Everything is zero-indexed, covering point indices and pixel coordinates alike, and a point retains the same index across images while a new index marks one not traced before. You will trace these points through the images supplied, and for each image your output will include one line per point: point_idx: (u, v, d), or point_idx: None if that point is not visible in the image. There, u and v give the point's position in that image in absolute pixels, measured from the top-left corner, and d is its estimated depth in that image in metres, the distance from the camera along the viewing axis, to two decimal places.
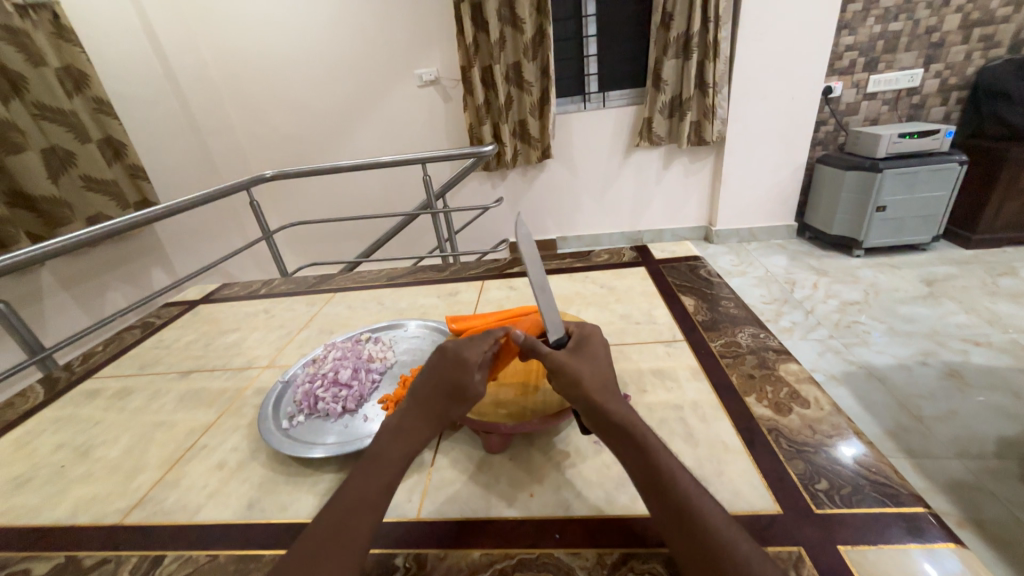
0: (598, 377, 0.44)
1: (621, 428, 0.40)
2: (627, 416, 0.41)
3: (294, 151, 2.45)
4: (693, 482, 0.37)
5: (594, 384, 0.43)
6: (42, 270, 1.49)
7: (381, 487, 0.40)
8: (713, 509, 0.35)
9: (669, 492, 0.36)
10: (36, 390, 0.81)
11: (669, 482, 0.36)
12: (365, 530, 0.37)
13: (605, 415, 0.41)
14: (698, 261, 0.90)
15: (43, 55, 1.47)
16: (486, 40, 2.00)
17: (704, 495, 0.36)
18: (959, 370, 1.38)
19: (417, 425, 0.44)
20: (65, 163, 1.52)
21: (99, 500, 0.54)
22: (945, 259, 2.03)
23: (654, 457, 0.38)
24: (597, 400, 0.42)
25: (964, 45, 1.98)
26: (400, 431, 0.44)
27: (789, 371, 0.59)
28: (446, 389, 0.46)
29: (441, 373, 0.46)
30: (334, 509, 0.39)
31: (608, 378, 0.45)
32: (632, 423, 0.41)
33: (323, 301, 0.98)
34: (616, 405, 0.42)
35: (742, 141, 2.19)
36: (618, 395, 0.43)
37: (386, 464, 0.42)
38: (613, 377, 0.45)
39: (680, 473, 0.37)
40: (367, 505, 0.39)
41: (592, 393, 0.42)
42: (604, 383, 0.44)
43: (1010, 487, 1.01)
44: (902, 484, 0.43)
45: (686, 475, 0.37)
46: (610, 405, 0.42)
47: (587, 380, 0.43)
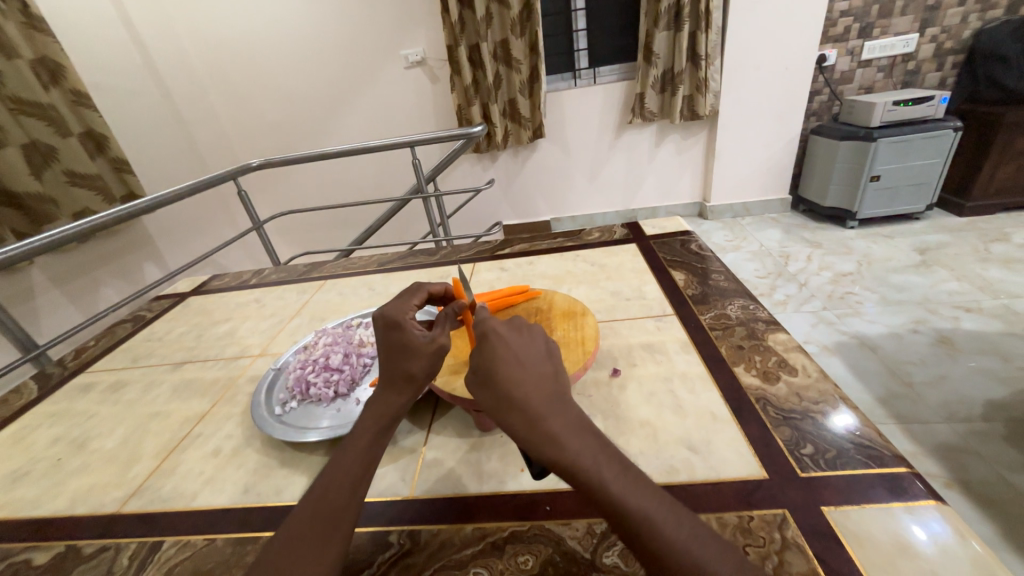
0: (532, 376, 0.38)
1: (566, 446, 0.34)
2: (571, 429, 0.35)
3: (280, 140, 2.40)
4: (656, 494, 0.32)
5: (527, 391, 0.37)
6: (31, 268, 1.47)
7: (360, 468, 0.41)
8: (686, 526, 0.31)
9: (630, 519, 0.31)
10: (29, 386, 0.81)
11: (629, 504, 0.31)
12: (354, 493, 0.39)
13: (543, 433, 0.35)
14: (689, 236, 0.90)
15: (16, 47, 1.42)
16: (472, 17, 1.94)
17: (672, 508, 0.31)
18: (950, 336, 1.40)
19: (392, 400, 0.45)
20: (47, 159, 1.49)
21: (97, 491, 0.55)
22: (938, 228, 2.03)
23: (604, 476, 0.32)
24: (535, 414, 0.36)
25: (961, 7, 1.94)
26: (376, 406, 0.46)
27: (777, 341, 0.59)
28: (406, 355, 0.46)
29: (393, 349, 0.47)
30: (325, 477, 0.41)
31: (555, 377, 0.39)
32: (580, 435, 0.35)
33: (314, 289, 0.97)
34: (558, 414, 0.36)
35: (735, 114, 2.16)
36: (562, 398, 0.37)
37: (368, 441, 0.43)
38: (553, 374, 0.39)
39: (642, 488, 0.32)
40: (348, 484, 0.40)
41: (526, 403, 0.36)
42: (542, 387, 0.37)
43: (998, 448, 1.03)
44: (885, 446, 0.43)
45: (649, 487, 0.33)
46: (551, 418, 0.35)
47: (522, 386, 0.37)
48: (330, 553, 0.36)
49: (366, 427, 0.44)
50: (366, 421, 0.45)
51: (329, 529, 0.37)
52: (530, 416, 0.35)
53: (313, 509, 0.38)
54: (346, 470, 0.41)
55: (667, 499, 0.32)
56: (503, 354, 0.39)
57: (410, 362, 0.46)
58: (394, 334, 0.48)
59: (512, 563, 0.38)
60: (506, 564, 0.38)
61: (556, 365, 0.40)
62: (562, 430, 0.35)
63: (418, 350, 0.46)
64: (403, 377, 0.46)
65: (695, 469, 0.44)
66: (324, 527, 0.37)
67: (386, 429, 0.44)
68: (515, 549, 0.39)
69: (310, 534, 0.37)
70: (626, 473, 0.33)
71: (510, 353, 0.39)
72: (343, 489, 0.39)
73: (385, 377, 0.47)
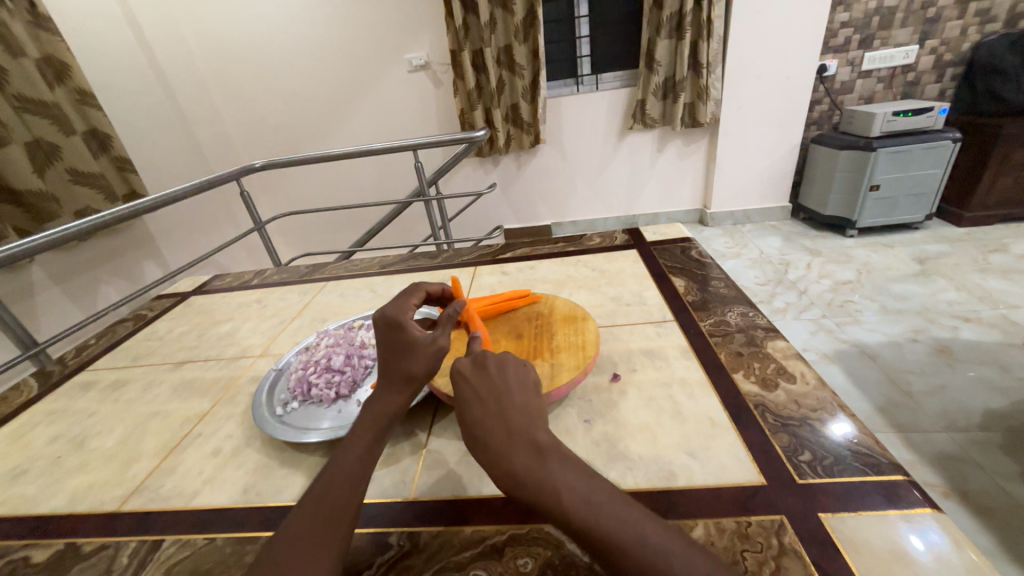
0: (495, 412, 0.40)
1: (526, 483, 0.36)
2: (531, 462, 0.37)
3: (283, 141, 2.41)
4: (625, 514, 0.33)
5: (491, 430, 0.39)
6: (33, 265, 1.48)
7: (359, 469, 0.42)
8: (655, 545, 0.31)
9: (596, 546, 0.32)
10: (29, 383, 0.81)
11: (592, 531, 0.32)
12: (352, 493, 0.40)
13: (504, 471, 0.37)
14: (690, 242, 0.91)
15: (22, 46, 1.43)
16: (476, 22, 1.95)
17: (640, 528, 0.32)
18: (950, 346, 1.40)
19: (393, 399, 0.46)
20: (50, 157, 1.49)
21: (97, 489, 0.55)
22: (937, 238, 2.04)
23: (567, 503, 0.34)
24: (496, 453, 0.38)
25: (960, 20, 1.96)
26: (375, 407, 0.46)
27: (776, 348, 0.60)
28: (407, 355, 0.47)
29: (393, 349, 0.48)
30: (324, 478, 0.41)
31: (521, 407, 0.41)
32: (541, 466, 0.36)
33: (316, 290, 0.98)
34: (519, 448, 0.37)
35: (736, 121, 2.17)
36: (526, 430, 0.39)
37: (366, 441, 0.44)
38: (522, 403, 0.41)
39: (606, 511, 0.33)
40: (347, 484, 0.40)
41: (491, 442, 0.39)
42: (503, 423, 0.39)
43: (998, 459, 1.03)
44: (882, 454, 0.44)
45: (619, 508, 0.33)
46: (509, 454, 0.37)
47: (484, 427, 0.40)
48: (329, 553, 0.36)
49: (366, 428, 0.45)
50: (365, 422, 0.45)
51: (326, 530, 0.37)
52: (493, 457, 0.38)
53: (311, 510, 0.39)
54: (345, 470, 0.41)
55: (636, 515, 0.33)
56: (470, 396, 0.42)
57: (412, 361, 0.47)
58: (393, 334, 0.49)
59: (511, 566, 0.38)
60: (504, 567, 0.38)
61: (526, 394, 0.42)
62: (520, 467, 0.36)
63: (419, 350, 0.47)
64: (403, 377, 0.47)
65: (694, 474, 0.44)
66: (322, 528, 0.37)
67: (386, 429, 0.45)
68: (514, 552, 0.40)
69: (308, 535, 0.37)
70: (590, 497, 0.34)
71: (477, 393, 0.42)
72: (343, 488, 0.40)
73: (385, 377, 0.47)
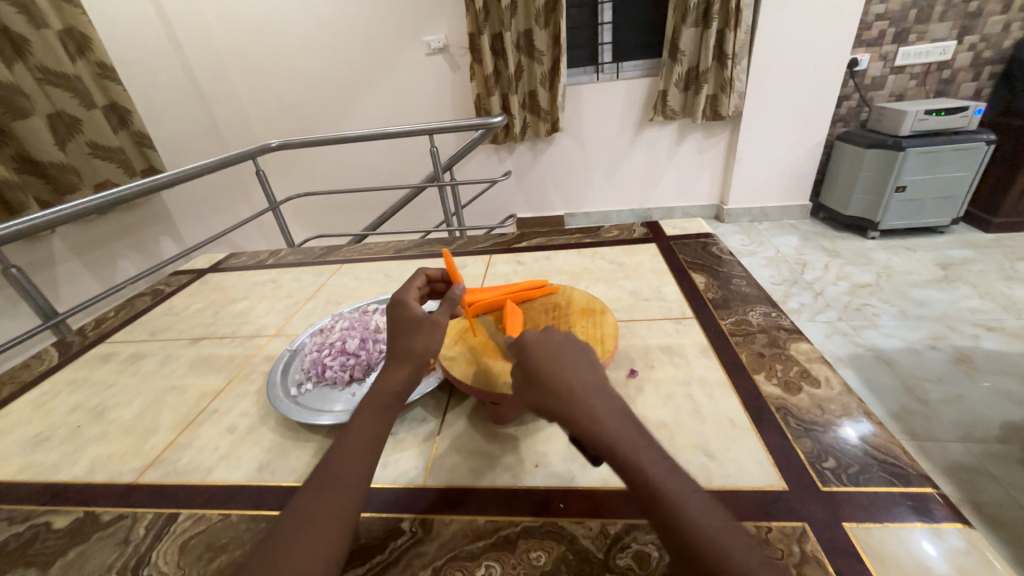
0: (573, 371, 0.39)
1: (607, 430, 0.35)
2: (613, 419, 0.36)
3: (299, 122, 2.40)
4: (693, 489, 0.33)
5: (573, 384, 0.38)
6: (53, 237, 1.50)
7: (368, 448, 0.41)
8: (721, 524, 0.31)
9: (662, 503, 0.31)
10: (50, 353, 0.83)
11: (664, 490, 0.32)
12: (360, 471, 0.39)
13: (582, 422, 0.36)
14: (710, 238, 0.89)
15: (44, 17, 1.43)
16: (497, 5, 1.91)
17: (705, 505, 0.32)
18: (970, 355, 1.36)
19: (394, 376, 0.46)
20: (71, 129, 1.50)
21: (115, 460, 0.56)
22: (962, 243, 1.98)
23: (644, 463, 0.33)
24: (575, 402, 0.37)
25: (1003, 15, 1.87)
26: (381, 385, 0.45)
27: (799, 351, 0.58)
28: (412, 333, 0.48)
29: (398, 328, 0.49)
30: (331, 456, 0.41)
31: (600, 371, 0.40)
32: (620, 424, 0.36)
33: (330, 272, 0.97)
34: (600, 405, 0.37)
35: (760, 116, 2.11)
36: (603, 391, 0.38)
37: (373, 420, 0.43)
38: (597, 370, 0.40)
39: (676, 480, 0.33)
40: (356, 464, 0.40)
41: (570, 392, 0.37)
42: (588, 377, 0.39)
43: (1013, 471, 1.01)
44: (910, 464, 0.42)
45: (686, 481, 0.33)
46: (592, 401, 0.37)
47: (568, 375, 0.38)
48: (338, 530, 0.36)
49: (372, 409, 0.44)
50: (371, 402, 0.44)
51: (335, 507, 0.37)
52: (574, 400, 0.37)
53: (317, 487, 0.38)
54: (353, 450, 0.41)
55: (701, 493, 0.32)
56: (545, 353, 0.40)
57: (414, 338, 0.47)
58: (400, 313, 0.50)
59: (525, 559, 0.38)
60: (518, 559, 0.38)
61: (598, 363, 0.41)
62: (603, 414, 0.36)
63: (418, 327, 0.48)
64: (407, 355, 0.47)
65: (712, 475, 0.43)
66: (331, 505, 0.37)
67: (392, 409, 0.44)
68: (528, 544, 0.39)
69: (316, 511, 0.37)
70: (662, 466, 0.33)
71: (555, 353, 0.41)
72: (351, 468, 0.39)
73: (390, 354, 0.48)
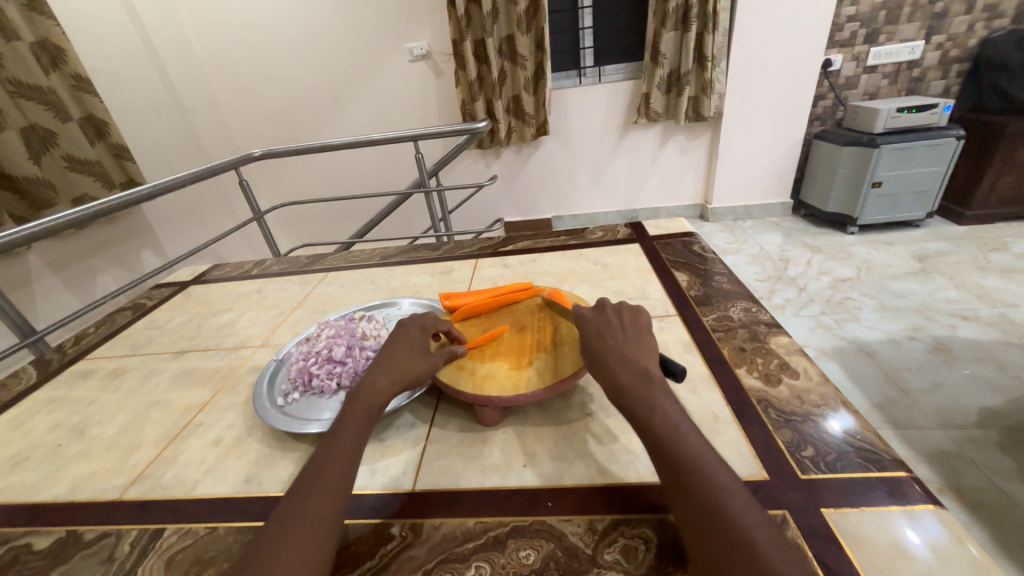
0: (613, 343, 0.47)
1: (626, 394, 0.42)
2: (635, 382, 0.42)
3: (283, 131, 2.39)
4: (702, 447, 0.37)
5: (608, 354, 0.46)
6: (29, 253, 1.46)
7: (351, 451, 0.42)
8: (715, 479, 0.35)
9: (667, 453, 0.37)
10: (28, 371, 0.81)
11: (669, 445, 0.37)
12: (343, 476, 0.40)
13: (610, 383, 0.44)
14: (693, 237, 0.90)
15: (16, 29, 1.40)
16: (479, 12, 1.93)
17: (706, 461, 0.36)
18: (948, 344, 1.40)
19: (382, 391, 0.47)
20: (46, 143, 1.47)
21: (98, 477, 0.55)
22: (937, 236, 2.04)
23: (654, 420, 0.39)
24: (607, 367, 0.45)
25: (968, 15, 1.94)
26: (365, 395, 0.46)
27: (779, 344, 0.59)
28: (416, 356, 0.51)
29: (408, 345, 0.52)
30: (316, 463, 0.41)
31: (640, 345, 0.47)
32: (644, 387, 0.42)
33: (316, 281, 0.97)
34: (628, 370, 0.44)
35: (740, 116, 2.15)
36: (638, 359, 0.45)
37: (357, 429, 0.44)
38: (639, 343, 0.47)
39: (686, 437, 0.38)
40: (340, 466, 0.40)
41: (605, 361, 0.45)
42: (623, 351, 0.46)
43: (992, 455, 1.04)
44: (885, 451, 0.44)
45: (695, 440, 0.38)
46: (620, 371, 0.44)
47: (605, 351, 0.46)
48: (324, 532, 0.36)
49: (355, 415, 0.45)
50: (355, 410, 0.45)
51: (321, 510, 0.37)
52: (604, 371, 0.45)
53: (304, 491, 0.38)
54: (339, 453, 0.41)
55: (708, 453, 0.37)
56: (593, 331, 0.49)
57: (417, 362, 0.51)
58: (413, 333, 0.54)
59: (514, 558, 0.39)
60: (507, 559, 0.39)
61: (643, 336, 0.48)
62: (627, 381, 0.43)
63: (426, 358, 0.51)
64: (403, 371, 0.49)
65: None
66: (319, 507, 0.37)
67: (375, 416, 0.46)
68: (517, 544, 0.40)
69: (304, 512, 0.37)
70: (677, 425, 0.39)
71: (600, 329, 0.49)
72: (337, 471, 0.40)
73: (384, 370, 0.49)
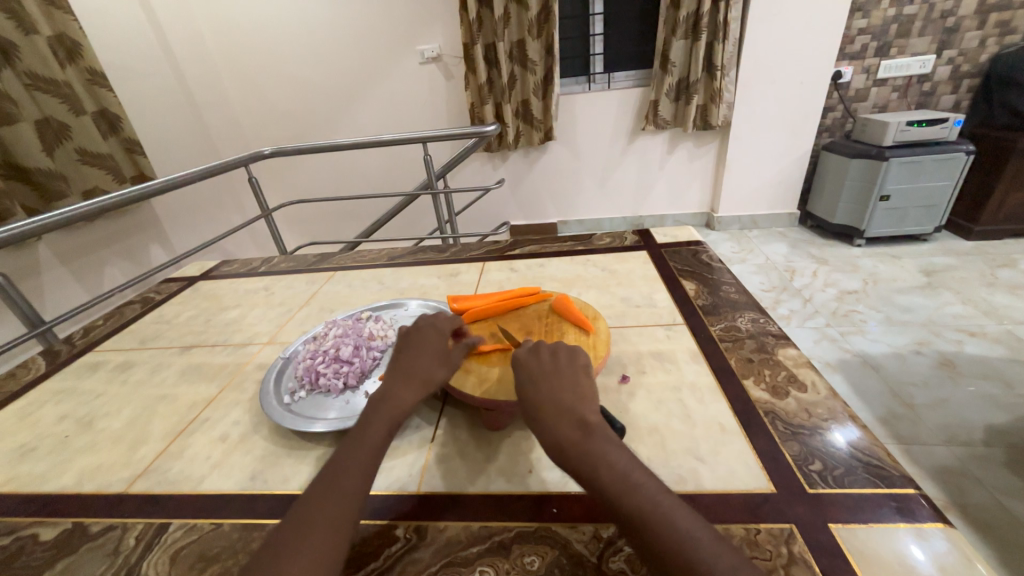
0: (545, 390, 0.44)
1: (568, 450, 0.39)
2: (575, 436, 0.39)
3: (293, 130, 2.41)
4: (664, 499, 0.35)
5: (540, 405, 0.43)
6: (39, 244, 1.48)
7: (372, 457, 0.42)
8: (687, 535, 0.32)
9: (628, 518, 0.34)
10: (37, 361, 0.82)
11: (630, 506, 0.34)
12: (357, 482, 0.39)
13: (548, 438, 0.40)
14: (700, 246, 0.90)
15: (34, 23, 1.42)
16: (490, 16, 1.94)
17: (672, 517, 0.33)
18: (954, 359, 1.39)
19: (404, 395, 0.47)
20: (59, 136, 1.49)
21: (104, 470, 0.55)
22: (945, 251, 2.03)
23: (603, 478, 0.36)
24: (542, 420, 0.42)
25: (979, 31, 1.93)
26: (389, 402, 0.46)
27: (787, 356, 0.59)
28: (432, 360, 0.51)
29: (425, 348, 0.53)
30: (336, 465, 0.41)
31: (575, 387, 0.44)
32: (585, 439, 0.39)
33: (324, 280, 0.97)
34: (566, 421, 0.41)
35: (748, 126, 2.15)
36: (574, 407, 0.42)
37: (379, 435, 0.44)
38: (577, 386, 0.44)
39: (644, 492, 0.35)
40: (358, 472, 0.40)
41: (539, 414, 0.42)
42: (555, 397, 0.43)
43: (997, 474, 1.03)
44: (894, 467, 0.44)
45: (657, 493, 0.35)
46: (560, 423, 0.41)
47: (537, 399, 0.43)
48: (338, 536, 0.36)
49: (380, 421, 0.45)
50: (377, 415, 0.45)
51: (336, 515, 0.37)
52: (543, 425, 0.41)
53: (323, 492, 0.39)
54: (356, 459, 0.41)
55: (679, 506, 0.34)
56: (524, 376, 0.47)
57: (434, 365, 0.51)
58: (430, 337, 0.54)
59: (518, 564, 0.39)
60: (512, 564, 0.39)
61: (581, 378, 0.45)
62: (565, 434, 0.40)
63: (444, 361, 0.52)
64: (421, 376, 0.49)
65: (702, 479, 0.44)
66: (332, 514, 0.37)
67: (399, 423, 0.45)
68: (522, 550, 0.40)
69: (319, 517, 0.37)
70: (631, 478, 0.36)
71: (529, 373, 0.47)
72: (354, 477, 0.40)
73: (403, 373, 0.49)
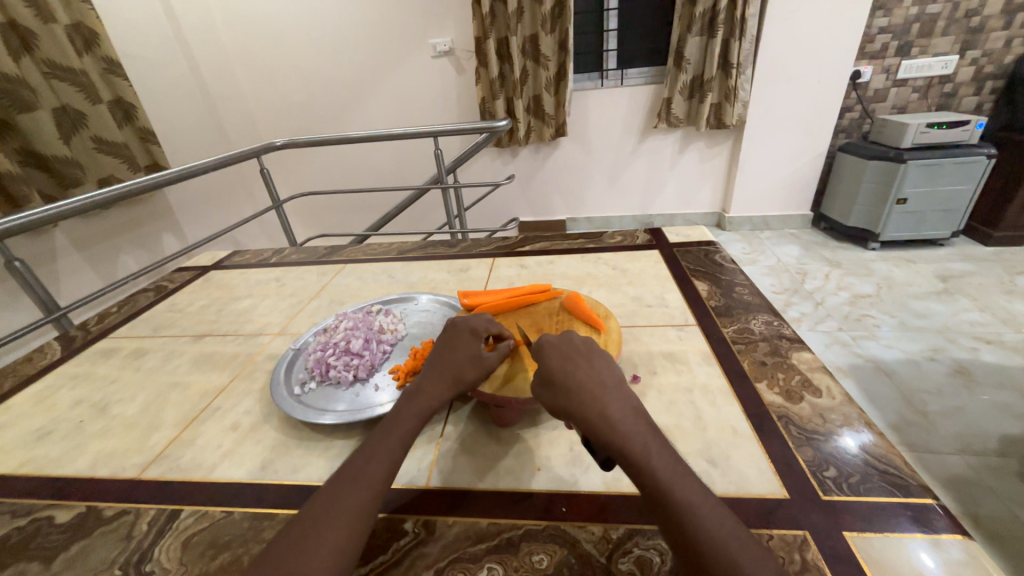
0: (588, 368, 0.44)
1: (615, 427, 0.38)
2: (625, 415, 0.39)
3: (305, 122, 2.42)
4: (701, 492, 0.35)
5: (588, 380, 0.42)
6: (55, 230, 1.50)
7: (398, 450, 0.42)
8: (723, 530, 0.32)
9: (668, 504, 0.34)
10: (53, 346, 0.83)
11: (673, 490, 0.34)
12: (385, 471, 0.40)
13: (597, 411, 0.39)
14: (713, 246, 0.89)
15: (54, 12, 1.43)
16: (504, 10, 1.92)
17: (710, 510, 0.33)
18: (969, 367, 1.37)
19: (435, 391, 0.47)
20: (76, 124, 1.51)
21: (118, 455, 0.56)
22: (962, 256, 1.99)
23: (652, 461, 0.36)
24: (592, 394, 0.41)
25: (1005, 31, 1.88)
26: (418, 397, 0.47)
27: (801, 360, 0.58)
28: (465, 357, 0.50)
29: (459, 346, 0.52)
30: (368, 451, 0.42)
31: (613, 373, 0.44)
32: (633, 422, 0.39)
33: (334, 272, 0.98)
34: (614, 400, 0.41)
35: (763, 125, 2.12)
36: (621, 390, 0.42)
37: (409, 427, 0.44)
38: (615, 374, 0.44)
39: (686, 481, 0.35)
40: (384, 464, 0.40)
41: (584, 388, 0.41)
42: (603, 377, 0.43)
43: (1011, 484, 1.01)
44: (911, 476, 0.43)
45: (695, 485, 0.35)
46: (607, 401, 0.40)
47: (584, 375, 0.43)
48: (362, 526, 0.36)
49: (410, 415, 0.45)
50: (409, 408, 0.46)
51: (363, 503, 0.37)
52: (587, 399, 0.41)
53: (352, 476, 0.39)
54: (388, 447, 0.42)
55: (716, 503, 0.34)
56: (565, 353, 0.46)
57: (467, 365, 0.49)
58: (464, 336, 0.52)
59: (527, 562, 0.38)
60: (520, 562, 0.38)
61: (618, 368, 0.46)
62: (616, 411, 0.39)
63: (477, 361, 0.50)
64: (453, 375, 0.49)
65: (714, 482, 0.44)
66: (358, 499, 0.38)
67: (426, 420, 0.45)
68: (530, 548, 0.40)
69: (346, 504, 0.37)
70: (673, 467, 0.36)
71: (569, 351, 0.46)
72: (382, 466, 0.40)
73: (435, 369, 0.50)
